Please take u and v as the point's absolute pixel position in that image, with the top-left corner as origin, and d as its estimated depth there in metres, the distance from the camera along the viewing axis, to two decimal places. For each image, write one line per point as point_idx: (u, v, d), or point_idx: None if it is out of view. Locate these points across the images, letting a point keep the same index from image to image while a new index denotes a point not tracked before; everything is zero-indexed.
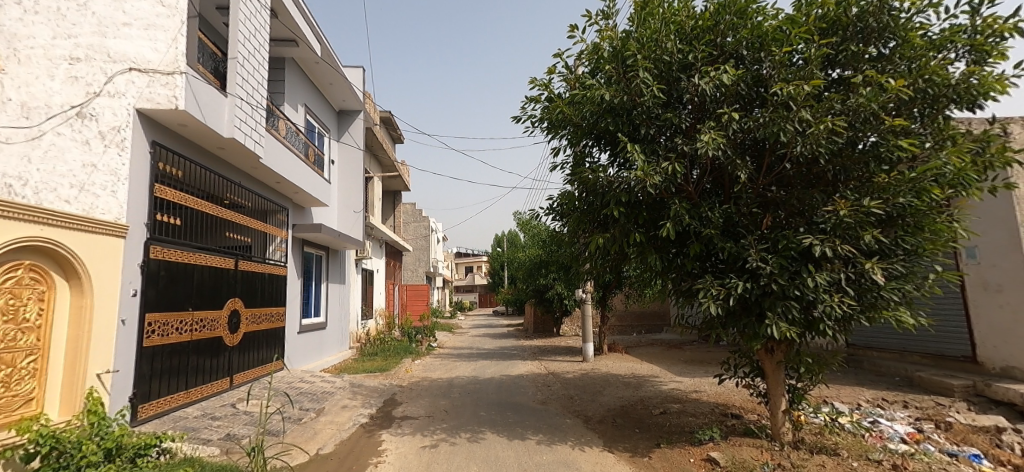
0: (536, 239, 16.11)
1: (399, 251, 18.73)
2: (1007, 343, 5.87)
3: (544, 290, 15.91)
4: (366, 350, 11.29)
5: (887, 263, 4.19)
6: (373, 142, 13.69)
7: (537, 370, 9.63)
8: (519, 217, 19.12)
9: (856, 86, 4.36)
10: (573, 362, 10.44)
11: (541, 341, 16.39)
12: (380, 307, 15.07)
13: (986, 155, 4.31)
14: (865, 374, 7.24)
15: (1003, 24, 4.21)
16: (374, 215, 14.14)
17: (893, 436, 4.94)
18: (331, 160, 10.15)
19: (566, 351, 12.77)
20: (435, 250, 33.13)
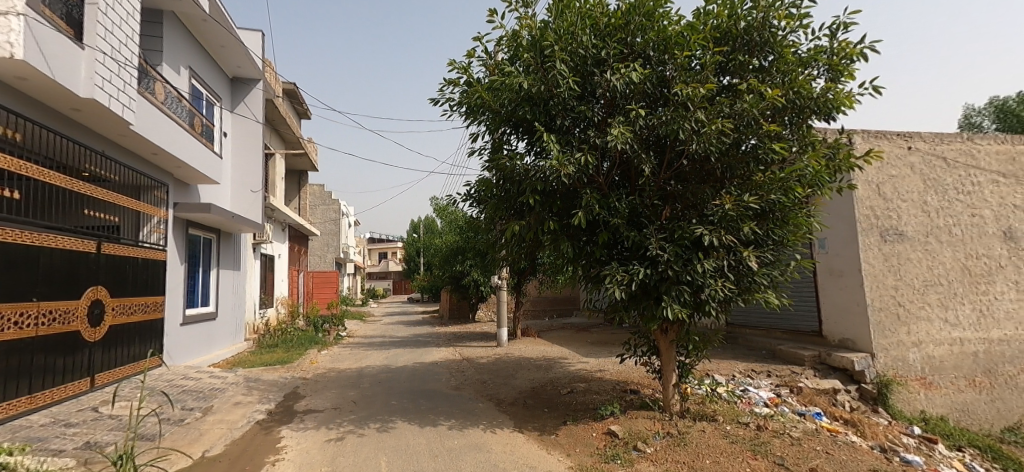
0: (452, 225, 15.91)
1: (305, 235, 17.49)
2: (845, 319, 7.03)
3: (460, 276, 15.88)
4: (264, 341, 10.42)
5: (760, 251, 4.79)
6: (274, 115, 12.51)
7: (451, 356, 9.62)
8: (437, 203, 18.78)
9: (742, 93, 4.86)
10: (487, 347, 10.59)
11: (454, 327, 16.32)
12: (281, 295, 13.92)
13: (836, 160, 5.06)
14: (740, 348, 8.24)
15: (854, 48, 4.96)
16: (275, 196, 12.94)
17: (758, 401, 5.71)
18: (223, 133, 9.10)
19: (480, 336, 12.89)
20: (346, 236, 31.64)
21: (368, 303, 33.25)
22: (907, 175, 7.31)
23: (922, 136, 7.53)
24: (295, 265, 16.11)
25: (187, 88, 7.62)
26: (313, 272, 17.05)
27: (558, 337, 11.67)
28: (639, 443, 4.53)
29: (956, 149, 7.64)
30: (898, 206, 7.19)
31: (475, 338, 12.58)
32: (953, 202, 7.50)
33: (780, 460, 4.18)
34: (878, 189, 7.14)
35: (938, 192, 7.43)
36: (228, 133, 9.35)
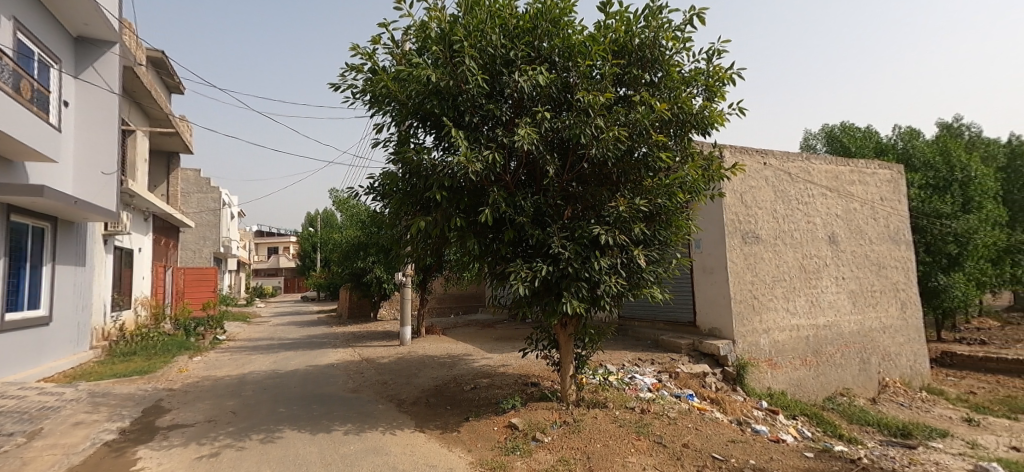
0: (353, 219, 15.04)
1: (175, 226, 15.37)
2: (714, 311, 7.96)
3: (361, 273, 15.05)
4: (116, 349, 8.92)
5: (648, 250, 5.20)
6: (135, 87, 10.78)
7: (348, 357, 9.10)
8: (335, 195, 17.62)
9: (635, 104, 5.22)
10: (388, 346, 10.19)
11: (350, 327, 15.46)
12: (143, 295, 12.02)
13: (710, 170, 5.66)
14: (629, 339, 8.88)
15: (726, 73, 5.58)
16: (137, 180, 11.18)
17: (643, 387, 6.24)
18: (64, 102, 7.60)
19: (381, 335, 12.37)
20: (229, 228, 28.57)
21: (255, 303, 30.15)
22: (762, 186, 8.48)
23: (775, 153, 8.79)
24: (161, 260, 14.03)
25: (12, 45, 6.22)
26: (184, 269, 14.76)
27: (461, 334, 11.61)
28: (537, 433, 4.68)
29: (797, 167, 9.04)
30: (755, 212, 8.31)
31: (372, 337, 12.04)
32: (794, 211, 8.88)
33: (659, 439, 4.63)
34: (741, 197, 8.18)
35: (784, 202, 8.75)
36: (71, 103, 7.83)
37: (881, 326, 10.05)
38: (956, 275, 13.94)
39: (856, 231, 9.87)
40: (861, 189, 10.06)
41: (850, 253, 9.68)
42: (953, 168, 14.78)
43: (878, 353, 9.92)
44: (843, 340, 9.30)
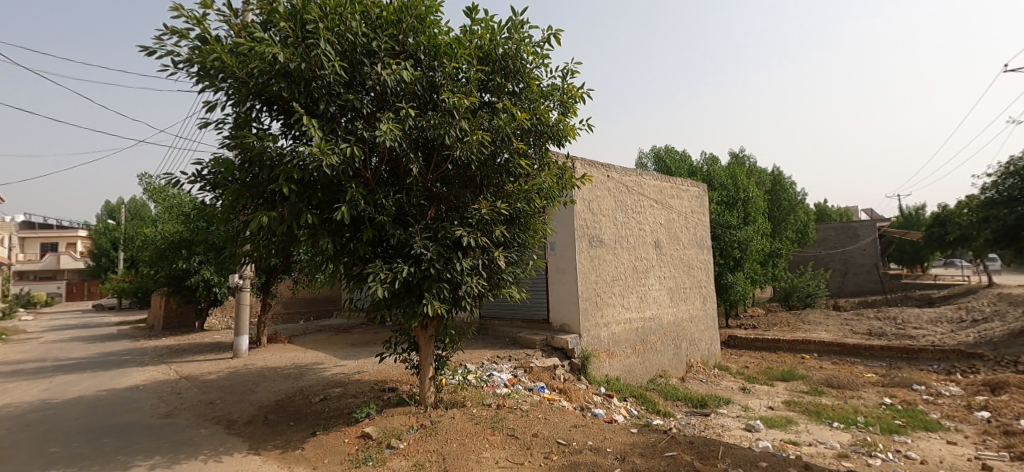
0: (172, 211, 12.74)
1: None
2: (565, 308, 8.57)
3: (184, 275, 12.84)
4: None
5: (508, 251, 5.35)
6: None
7: (162, 376, 7.67)
8: (145, 182, 14.75)
9: (498, 111, 5.31)
10: (218, 359, 8.85)
11: (163, 339, 13.06)
12: None
13: (563, 179, 6.02)
14: (488, 338, 9.05)
15: (578, 91, 5.98)
16: None
17: (500, 383, 6.42)
18: None
19: (208, 347, 10.69)
20: None
21: (17, 315, 23.56)
22: (605, 196, 9.40)
23: (616, 167, 9.83)
24: None
25: None
26: None
27: (307, 342, 10.59)
28: (392, 440, 4.48)
29: (633, 180, 10.25)
30: (599, 219, 9.16)
31: (194, 351, 10.32)
32: (629, 219, 10.04)
33: (512, 432, 4.80)
34: (588, 205, 8.95)
35: (622, 211, 9.84)
36: None
37: (689, 316, 11.95)
38: (739, 274, 17.27)
39: (674, 237, 11.58)
40: (678, 202, 11.82)
41: (669, 256, 11.31)
42: (739, 188, 18.30)
43: (686, 339, 11.78)
44: (662, 330, 10.82)
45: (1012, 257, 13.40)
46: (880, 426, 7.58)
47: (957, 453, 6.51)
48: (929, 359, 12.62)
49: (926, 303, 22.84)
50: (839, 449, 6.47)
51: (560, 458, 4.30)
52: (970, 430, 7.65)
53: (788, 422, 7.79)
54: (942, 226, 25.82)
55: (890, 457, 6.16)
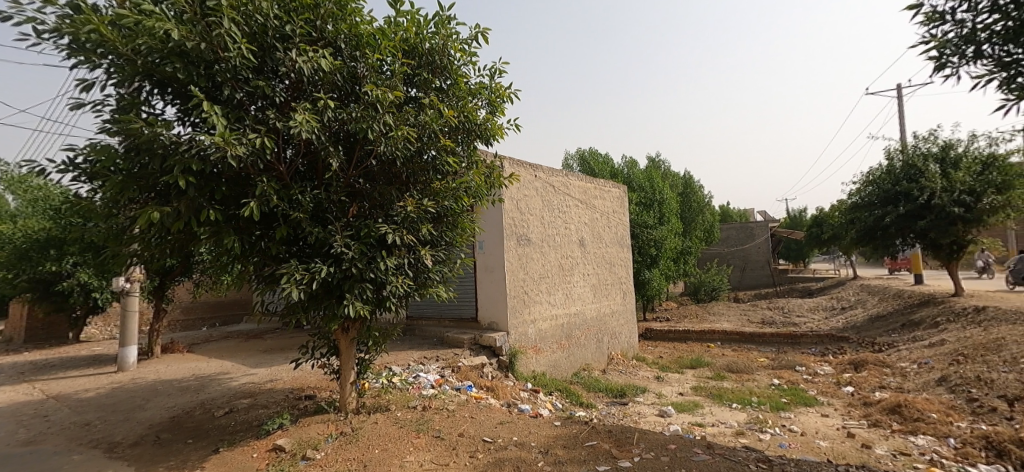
0: (38, 206, 11.15)
1: None
2: (494, 306, 8.58)
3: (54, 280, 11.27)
4: None
5: (434, 250, 5.21)
6: None
7: (28, 397, 6.68)
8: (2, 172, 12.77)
9: (425, 106, 5.14)
10: (100, 375, 7.88)
11: (29, 354, 11.40)
12: None
13: (491, 178, 5.96)
14: (415, 339, 8.84)
15: (506, 91, 5.94)
16: None
17: (426, 384, 6.28)
18: None
19: (88, 361, 9.49)
20: None
21: None
22: (532, 195, 9.52)
23: (543, 168, 9.99)
24: None
25: None
26: None
27: (212, 350, 9.70)
28: (308, 451, 4.22)
29: (559, 180, 10.47)
30: (527, 218, 9.27)
31: (70, 366, 9.10)
32: (556, 218, 10.26)
33: (437, 433, 4.71)
34: (516, 204, 9.02)
35: (549, 210, 10.03)
36: None
37: (611, 311, 12.47)
38: (656, 270, 18.30)
39: (597, 236, 12.01)
40: (601, 202, 12.27)
41: (593, 253, 11.72)
42: (655, 190, 19.40)
43: (607, 333, 12.27)
44: (586, 325, 11.18)
45: (869, 254, 15.41)
46: (770, 404, 8.38)
47: (830, 425, 7.37)
48: (809, 343, 14.27)
49: (803, 294, 25.84)
50: (736, 427, 7.06)
51: (485, 456, 4.30)
52: (839, 402, 8.73)
53: (695, 406, 8.39)
54: (819, 226, 29.17)
55: (778, 432, 6.84)
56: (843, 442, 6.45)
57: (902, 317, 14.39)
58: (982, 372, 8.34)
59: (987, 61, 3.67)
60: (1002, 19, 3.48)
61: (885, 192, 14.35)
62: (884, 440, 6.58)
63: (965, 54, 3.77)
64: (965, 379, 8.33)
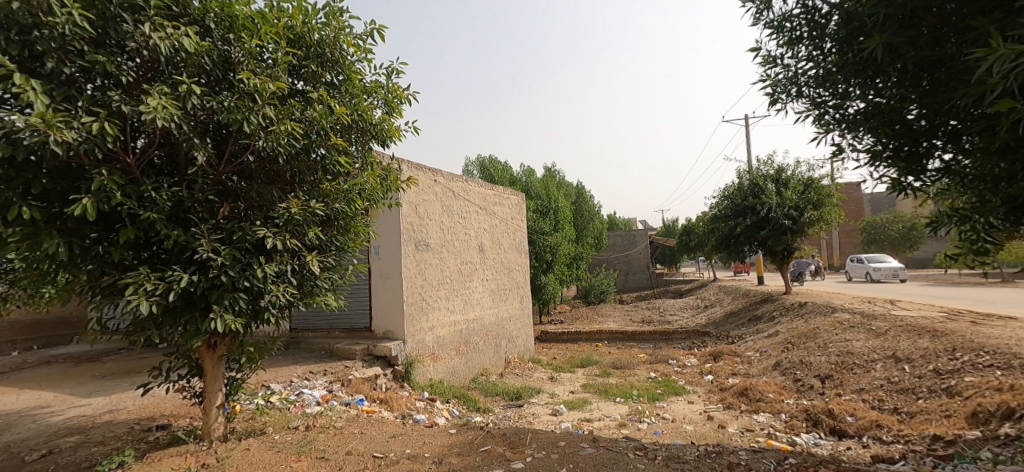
0: None
1: None
2: (389, 315, 8.23)
3: None
4: None
5: (323, 256, 4.74)
6: None
7: None
8: None
9: (313, 101, 4.67)
10: None
11: None
12: None
13: (388, 180, 5.58)
14: (299, 352, 8.13)
15: (403, 92, 5.60)
16: None
17: (311, 401, 5.81)
18: None
19: None
20: None
21: None
22: (431, 200, 9.31)
23: (443, 172, 9.83)
24: None
25: None
26: None
27: (31, 379, 8.01)
28: None
29: (458, 185, 10.38)
30: (426, 223, 9.04)
31: None
32: (455, 224, 10.16)
33: (322, 454, 4.36)
34: (414, 208, 8.74)
35: (449, 215, 9.89)
36: None
37: (508, 316, 12.62)
38: (551, 275, 18.98)
39: (496, 242, 12.11)
40: (500, 208, 12.42)
41: (492, 259, 11.80)
42: (551, 198, 20.19)
43: (505, 337, 12.41)
44: (484, 330, 11.20)
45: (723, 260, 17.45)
46: (647, 396, 9.04)
47: (696, 410, 8.16)
48: (680, 338, 15.76)
49: (676, 295, 28.55)
50: (619, 420, 7.51)
51: None
52: (702, 389, 9.74)
53: (585, 402, 8.79)
54: (689, 234, 32.45)
55: (653, 420, 7.40)
56: (704, 424, 7.17)
57: (752, 312, 16.52)
58: (806, 356, 9.93)
59: (806, 100, 4.31)
60: (814, 67, 4.11)
61: (735, 206, 16.41)
62: (735, 419, 7.47)
63: (790, 93, 4.41)
64: (796, 364, 9.78)
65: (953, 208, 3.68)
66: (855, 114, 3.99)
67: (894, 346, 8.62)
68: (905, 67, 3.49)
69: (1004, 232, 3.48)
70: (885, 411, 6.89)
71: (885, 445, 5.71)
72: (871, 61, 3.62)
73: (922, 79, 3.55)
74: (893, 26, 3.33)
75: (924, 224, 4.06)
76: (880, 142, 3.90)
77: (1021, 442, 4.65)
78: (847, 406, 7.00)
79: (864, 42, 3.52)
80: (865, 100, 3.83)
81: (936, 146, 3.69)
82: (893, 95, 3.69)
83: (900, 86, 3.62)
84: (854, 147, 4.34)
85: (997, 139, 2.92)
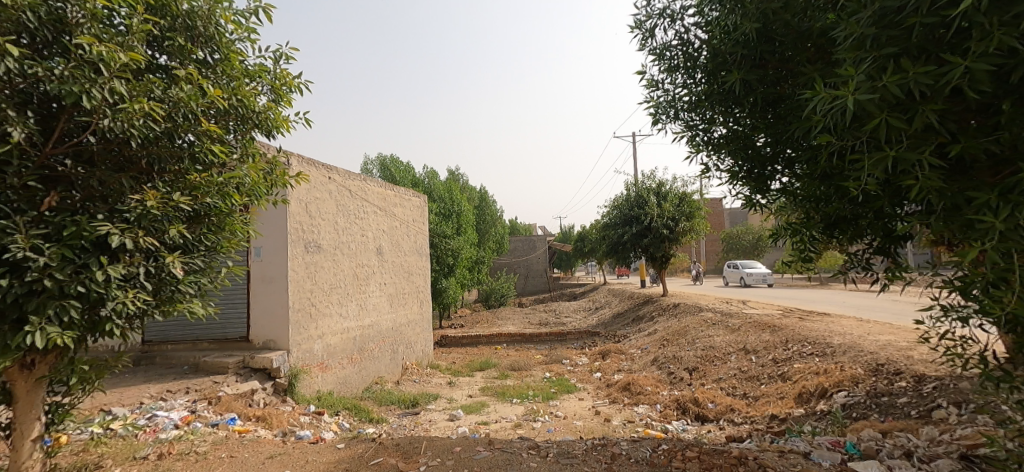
0: None
1: None
2: (270, 323, 7.48)
3: None
4: None
5: (188, 258, 3.78)
6: None
7: None
8: None
9: (178, 80, 3.72)
10: None
11: None
12: None
13: (272, 175, 4.69)
14: (155, 368, 7.05)
15: (294, 81, 4.80)
16: None
17: (166, 425, 5.06)
18: None
19: None
20: None
21: None
22: (325, 199, 8.67)
23: (338, 169, 9.22)
24: None
25: None
26: None
27: None
28: None
29: (356, 184, 9.80)
30: (317, 223, 8.39)
31: None
32: (351, 225, 9.58)
33: None
34: (304, 206, 8.06)
35: (344, 215, 9.30)
36: None
37: (407, 321, 12.20)
38: (452, 279, 18.79)
39: (396, 244, 11.64)
40: (401, 210, 11.97)
41: (391, 262, 11.31)
42: (453, 201, 20.04)
43: (403, 343, 11.97)
44: (380, 336, 10.69)
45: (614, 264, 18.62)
46: (542, 395, 9.26)
47: (585, 406, 8.51)
48: (574, 338, 16.48)
49: (571, 297, 29.91)
50: (515, 420, 7.58)
51: None
52: (593, 386, 10.24)
53: (483, 406, 8.74)
54: (583, 239, 34.21)
55: (547, 418, 7.59)
56: (593, 418, 7.51)
57: (637, 312, 17.79)
58: (677, 352, 10.90)
59: (681, 123, 4.67)
60: (687, 93, 4.46)
61: (623, 214, 17.61)
62: (619, 412, 7.93)
63: (669, 115, 4.75)
64: (669, 359, 10.69)
65: (790, 222, 4.27)
66: (719, 138, 4.41)
67: (745, 340, 9.77)
68: (757, 102, 3.91)
69: (823, 243, 4.06)
70: (737, 396, 7.76)
71: (736, 426, 6.40)
72: (731, 93, 4.01)
73: (768, 113, 3.99)
74: (748, 64, 3.71)
75: (768, 235, 4.61)
76: (737, 164, 4.39)
77: (833, 415, 5.53)
78: (709, 394, 7.78)
79: (725, 76, 3.88)
80: (727, 126, 4.24)
81: (778, 170, 4.20)
82: (747, 124, 4.14)
83: (752, 118, 4.05)
84: (718, 167, 4.79)
85: (817, 168, 3.37)
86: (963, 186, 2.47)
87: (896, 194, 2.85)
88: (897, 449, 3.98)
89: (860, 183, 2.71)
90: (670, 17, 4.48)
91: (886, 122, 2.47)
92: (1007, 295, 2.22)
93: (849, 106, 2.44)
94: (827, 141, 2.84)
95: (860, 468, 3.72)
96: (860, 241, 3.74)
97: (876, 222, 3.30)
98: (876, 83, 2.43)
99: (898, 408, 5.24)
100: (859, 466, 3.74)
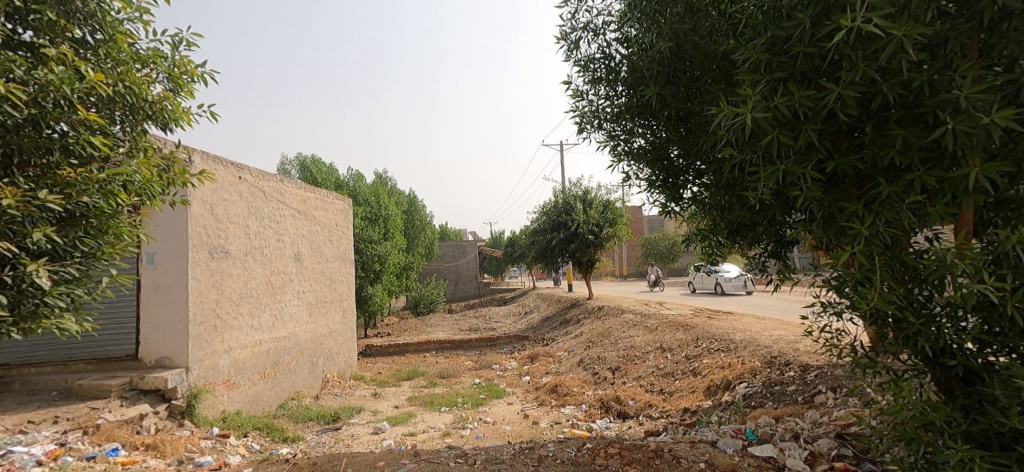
0: None
1: None
2: (164, 338, 6.71)
3: None
4: None
5: (58, 266, 3.10)
6: None
7: None
8: None
9: (47, 60, 3.12)
10: None
11: None
12: None
13: (169, 172, 4.14)
14: (13, 395, 6.05)
15: (195, 70, 4.33)
16: None
17: (27, 462, 4.36)
18: None
19: None
20: None
21: None
22: (234, 201, 7.99)
23: (250, 169, 8.54)
24: None
25: None
26: None
27: None
28: None
29: (271, 186, 9.13)
30: (224, 227, 7.68)
31: None
32: (265, 229, 8.90)
33: None
34: (209, 209, 7.35)
35: (257, 219, 8.63)
36: None
37: (327, 331, 11.54)
38: (378, 286, 18.11)
39: (315, 250, 11.00)
40: (323, 214, 11.36)
41: (310, 269, 10.67)
42: (381, 205, 19.41)
43: (323, 355, 11.28)
44: (297, 347, 10.00)
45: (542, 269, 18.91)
46: (471, 402, 9.14)
47: (514, 410, 8.51)
48: (502, 343, 16.47)
49: (500, 302, 30.05)
50: (442, 429, 7.38)
51: None
52: (520, 389, 10.27)
53: (409, 416, 8.44)
54: (512, 246, 34.50)
55: (476, 425, 7.48)
56: (522, 422, 7.51)
57: (564, 316, 18.17)
58: (601, 353, 11.24)
59: (604, 133, 4.80)
60: (609, 105, 4.59)
61: (552, 220, 18.04)
62: (547, 414, 8.00)
63: (593, 125, 4.87)
64: (593, 360, 10.99)
65: (699, 228, 4.54)
66: (638, 148, 4.57)
67: (662, 339, 10.29)
68: (670, 116, 4.10)
69: (728, 247, 4.34)
70: (654, 392, 8.15)
71: (654, 421, 6.69)
72: (648, 106, 4.17)
73: (680, 127, 4.21)
74: (662, 79, 3.87)
75: (680, 241, 4.84)
76: (654, 174, 4.58)
77: (736, 405, 5.97)
78: (630, 392, 8.09)
79: (642, 90, 4.02)
80: (644, 137, 4.40)
81: (689, 180, 4.43)
82: (662, 136, 4.32)
83: (667, 130, 4.25)
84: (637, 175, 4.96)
85: (722, 178, 3.59)
86: (837, 198, 2.72)
87: (786, 203, 3.09)
88: (788, 432, 4.34)
89: (757, 193, 2.90)
90: (594, 31, 4.60)
91: (777, 138, 2.66)
92: (871, 293, 2.48)
93: (748, 122, 2.60)
94: (730, 154, 3.01)
95: (758, 452, 3.99)
96: (757, 246, 4.03)
97: (769, 228, 3.57)
98: (769, 103, 2.62)
99: (788, 395, 5.74)
100: (757, 450, 4.00)
